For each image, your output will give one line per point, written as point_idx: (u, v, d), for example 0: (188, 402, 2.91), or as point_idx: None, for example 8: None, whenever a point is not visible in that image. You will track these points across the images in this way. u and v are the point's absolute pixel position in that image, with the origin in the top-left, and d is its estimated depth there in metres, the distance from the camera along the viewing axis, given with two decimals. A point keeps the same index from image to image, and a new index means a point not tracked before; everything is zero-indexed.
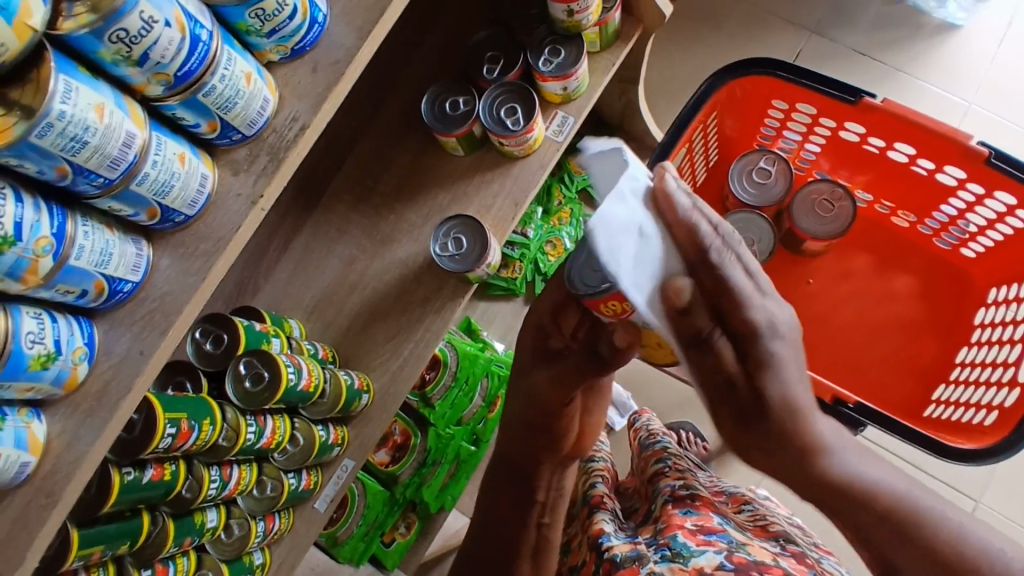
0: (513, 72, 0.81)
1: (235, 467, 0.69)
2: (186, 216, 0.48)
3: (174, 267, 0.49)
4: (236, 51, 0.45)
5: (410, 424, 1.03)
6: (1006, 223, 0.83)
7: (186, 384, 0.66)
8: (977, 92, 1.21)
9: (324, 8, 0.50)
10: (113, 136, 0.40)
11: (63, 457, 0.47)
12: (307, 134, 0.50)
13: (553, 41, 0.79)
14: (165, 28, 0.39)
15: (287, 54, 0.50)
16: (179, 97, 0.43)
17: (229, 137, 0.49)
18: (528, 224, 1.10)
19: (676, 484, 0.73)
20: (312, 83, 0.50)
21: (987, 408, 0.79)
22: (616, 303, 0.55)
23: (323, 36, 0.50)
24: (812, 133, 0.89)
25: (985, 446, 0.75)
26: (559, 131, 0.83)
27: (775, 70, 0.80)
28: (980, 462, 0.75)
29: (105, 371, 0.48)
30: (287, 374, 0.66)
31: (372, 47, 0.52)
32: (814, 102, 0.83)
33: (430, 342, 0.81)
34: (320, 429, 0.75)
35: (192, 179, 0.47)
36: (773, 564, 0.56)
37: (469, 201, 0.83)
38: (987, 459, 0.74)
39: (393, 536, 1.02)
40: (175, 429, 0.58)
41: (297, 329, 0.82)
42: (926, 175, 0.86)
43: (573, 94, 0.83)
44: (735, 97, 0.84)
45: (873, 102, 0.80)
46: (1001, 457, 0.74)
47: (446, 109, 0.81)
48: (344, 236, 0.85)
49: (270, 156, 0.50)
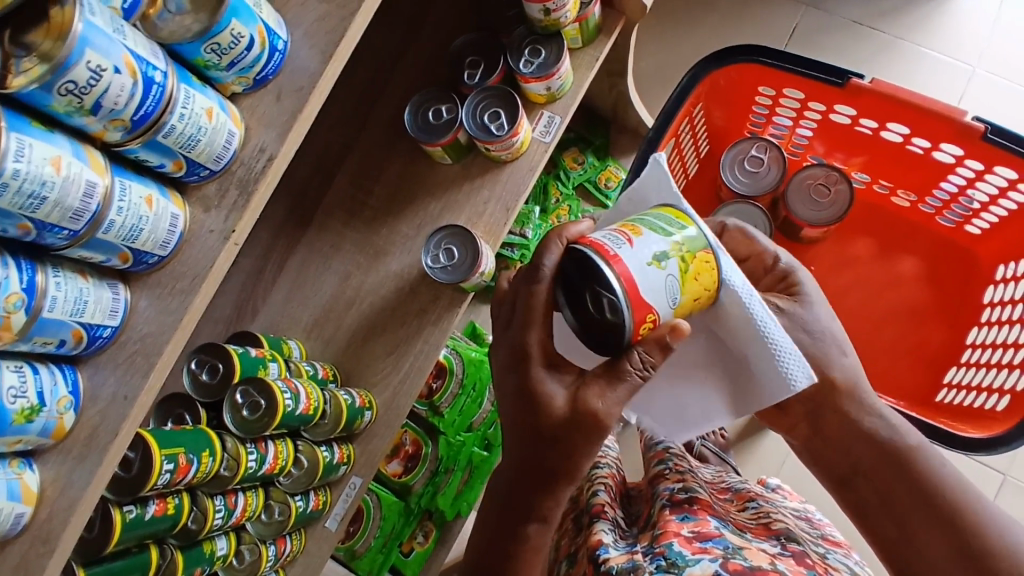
0: (494, 76, 0.79)
1: (240, 494, 0.69)
2: (160, 257, 0.48)
3: (152, 307, 0.49)
4: (195, 88, 0.45)
5: (420, 434, 1.03)
6: (1008, 198, 0.80)
7: (185, 416, 0.66)
8: (981, 57, 1.18)
9: (284, 34, 0.49)
10: (73, 187, 0.39)
11: (57, 503, 0.47)
12: (276, 164, 0.50)
13: (533, 41, 0.78)
14: (115, 74, 0.39)
15: (250, 85, 0.49)
16: (141, 140, 0.43)
17: (197, 173, 0.48)
18: (526, 224, 1.08)
19: (675, 487, 0.77)
20: (277, 112, 0.50)
21: (999, 393, 0.78)
22: (648, 318, 0.50)
23: (286, 62, 0.50)
24: (802, 117, 0.86)
25: (994, 435, 0.74)
26: (545, 131, 0.82)
27: (760, 57, 0.77)
28: (992, 451, 0.74)
29: (94, 416, 0.48)
30: (283, 400, 0.66)
31: (336, 69, 0.51)
32: (800, 86, 0.80)
33: (429, 354, 0.81)
34: (324, 449, 0.75)
35: (162, 221, 0.46)
36: (768, 569, 0.60)
37: (460, 209, 0.82)
38: (997, 448, 0.73)
39: (411, 546, 1.02)
40: (173, 464, 0.58)
41: (296, 349, 0.81)
42: (922, 153, 0.83)
43: (558, 93, 0.82)
44: (720, 85, 0.82)
45: (861, 83, 0.77)
46: (1011, 445, 0.72)
47: (430, 118, 0.80)
48: (339, 253, 0.85)
49: (239, 189, 0.50)
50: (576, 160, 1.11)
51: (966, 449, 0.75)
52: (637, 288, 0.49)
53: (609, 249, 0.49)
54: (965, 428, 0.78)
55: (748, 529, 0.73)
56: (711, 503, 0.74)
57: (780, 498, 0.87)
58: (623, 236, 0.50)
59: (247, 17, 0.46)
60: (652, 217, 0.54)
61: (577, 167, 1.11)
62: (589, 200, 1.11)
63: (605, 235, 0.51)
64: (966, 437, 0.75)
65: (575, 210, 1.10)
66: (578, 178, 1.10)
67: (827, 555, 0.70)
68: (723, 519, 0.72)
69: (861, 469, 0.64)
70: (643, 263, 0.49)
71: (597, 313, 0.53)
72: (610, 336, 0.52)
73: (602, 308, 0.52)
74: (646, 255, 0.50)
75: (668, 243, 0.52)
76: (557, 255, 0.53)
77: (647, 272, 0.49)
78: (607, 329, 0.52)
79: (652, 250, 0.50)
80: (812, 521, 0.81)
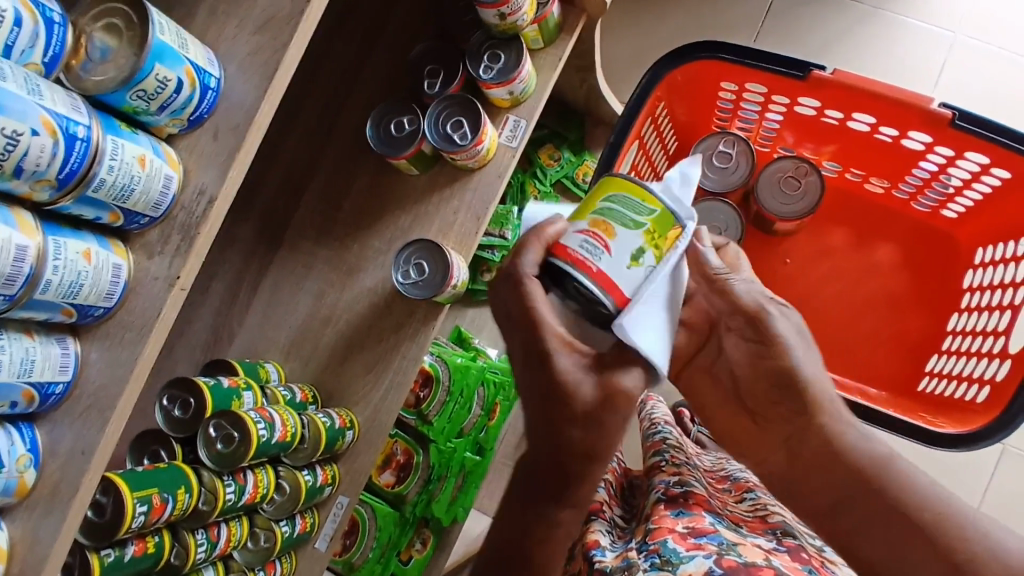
0: (454, 84, 0.78)
1: (223, 525, 0.69)
2: (106, 308, 0.47)
3: (103, 359, 0.48)
4: (124, 137, 0.44)
5: (410, 443, 1.02)
6: (983, 181, 0.79)
7: (160, 452, 0.67)
8: (963, 22, 1.15)
9: (216, 71, 0.48)
10: (2, 254, 0.38)
11: (27, 560, 0.47)
12: (217, 206, 0.49)
13: (492, 45, 0.76)
14: (33, 136, 0.37)
15: (185, 126, 0.48)
16: (72, 196, 0.42)
17: (137, 221, 0.47)
18: (506, 225, 1.07)
19: (671, 480, 0.77)
20: (215, 151, 0.49)
21: (979, 383, 0.78)
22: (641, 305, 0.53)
23: (221, 100, 0.49)
24: (768, 110, 0.85)
25: (970, 430, 0.73)
26: (513, 136, 0.80)
27: (718, 52, 0.76)
28: (967, 446, 0.73)
29: (54, 472, 0.48)
30: (257, 430, 0.66)
31: (273, 104, 0.50)
32: (762, 80, 0.78)
33: (407, 369, 0.80)
34: (306, 473, 0.74)
35: (103, 273, 0.46)
36: (763, 565, 0.59)
37: (430, 221, 0.81)
38: (974, 443, 0.73)
39: (410, 554, 1.03)
40: (147, 506, 0.58)
41: (275, 372, 0.81)
42: (892, 142, 0.82)
43: (521, 97, 0.80)
44: (680, 82, 0.80)
45: (823, 75, 0.75)
46: (992, 438, 0.72)
47: (392, 130, 0.78)
48: (311, 271, 0.84)
49: (182, 234, 0.49)
50: (551, 156, 1.10)
51: (943, 445, 0.75)
52: (620, 289, 0.50)
53: (590, 265, 0.50)
54: (941, 424, 0.78)
55: (744, 522, 0.72)
56: (706, 498, 0.74)
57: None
58: (598, 242, 0.51)
59: (172, 60, 0.44)
60: (616, 202, 0.52)
61: (554, 163, 1.09)
62: (568, 196, 1.10)
63: (582, 245, 0.51)
64: (943, 432, 0.75)
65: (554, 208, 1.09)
66: (555, 175, 1.09)
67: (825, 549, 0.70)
68: (718, 514, 0.71)
69: (839, 494, 0.57)
70: (622, 269, 0.50)
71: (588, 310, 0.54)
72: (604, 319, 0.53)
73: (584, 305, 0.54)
74: (624, 259, 0.50)
75: (640, 233, 0.51)
76: (534, 258, 0.54)
77: (628, 277, 0.51)
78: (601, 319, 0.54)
79: (629, 250, 0.51)
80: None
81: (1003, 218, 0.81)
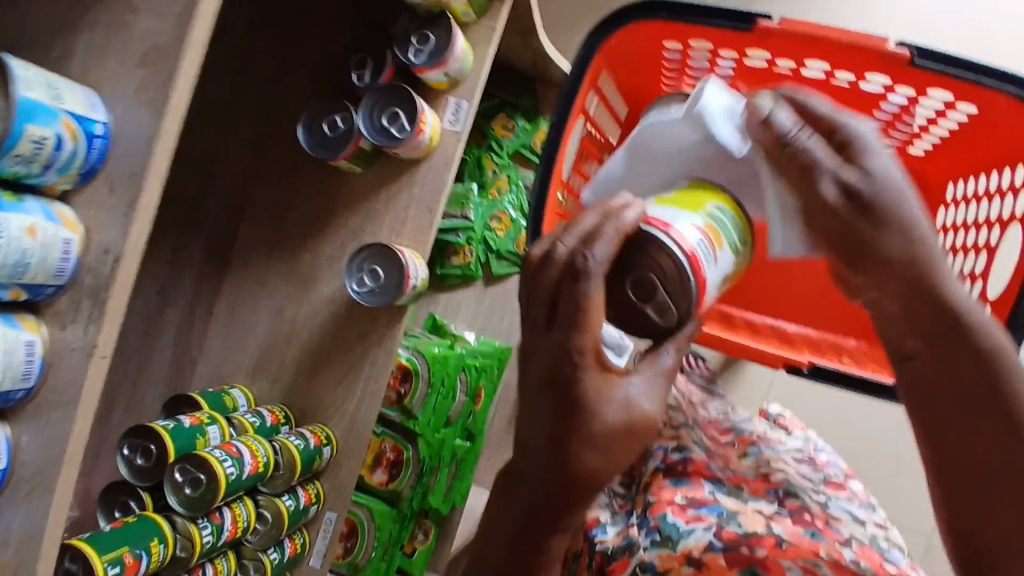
0: (385, 73, 0.72)
1: (209, 565, 0.67)
2: (26, 389, 0.44)
3: (36, 441, 0.45)
4: (8, 209, 0.39)
5: (399, 440, 0.99)
6: (952, 116, 0.74)
7: (130, 503, 0.64)
8: None
9: (101, 117, 0.44)
10: None
11: None
12: (124, 264, 0.45)
13: (418, 27, 0.71)
14: None
15: (78, 180, 0.44)
16: None
17: (43, 293, 0.44)
18: (467, 205, 1.04)
19: (669, 446, 0.74)
20: (114, 205, 0.45)
21: None
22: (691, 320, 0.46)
23: (112, 148, 0.45)
24: (717, 65, 0.79)
25: None
26: (455, 119, 0.76)
27: (657, 13, 0.70)
28: None
29: (10, 560, 0.45)
30: (224, 469, 0.63)
31: (170, 142, 0.46)
32: (705, 36, 0.72)
33: (378, 377, 0.77)
34: (286, 498, 0.72)
35: (14, 355, 0.42)
36: (763, 535, 0.57)
37: (381, 219, 0.77)
38: None
39: (413, 546, 1.06)
40: (120, 566, 0.55)
41: (241, 397, 0.78)
42: (851, 85, 0.76)
43: (458, 77, 0.75)
44: (618, 47, 0.75)
45: (770, 25, 0.67)
46: None
47: (326, 130, 0.72)
48: (266, 286, 0.81)
49: (92, 299, 0.45)
50: (506, 127, 1.07)
51: None
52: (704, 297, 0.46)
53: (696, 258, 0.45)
54: None
55: (747, 484, 0.70)
56: (706, 463, 0.71)
57: (782, 438, 0.86)
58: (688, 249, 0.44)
59: (45, 116, 0.40)
60: (724, 216, 0.53)
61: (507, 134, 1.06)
62: (527, 166, 1.08)
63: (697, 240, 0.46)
64: None
65: (514, 179, 1.07)
66: (511, 146, 1.06)
67: (829, 504, 0.69)
68: (719, 479, 0.70)
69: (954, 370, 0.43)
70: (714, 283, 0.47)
71: (619, 303, 0.44)
72: (645, 321, 0.44)
73: (620, 291, 0.43)
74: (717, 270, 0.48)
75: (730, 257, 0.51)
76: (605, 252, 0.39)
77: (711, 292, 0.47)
78: (622, 312, 0.44)
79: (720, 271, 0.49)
80: (815, 462, 0.81)
81: (980, 147, 0.76)
